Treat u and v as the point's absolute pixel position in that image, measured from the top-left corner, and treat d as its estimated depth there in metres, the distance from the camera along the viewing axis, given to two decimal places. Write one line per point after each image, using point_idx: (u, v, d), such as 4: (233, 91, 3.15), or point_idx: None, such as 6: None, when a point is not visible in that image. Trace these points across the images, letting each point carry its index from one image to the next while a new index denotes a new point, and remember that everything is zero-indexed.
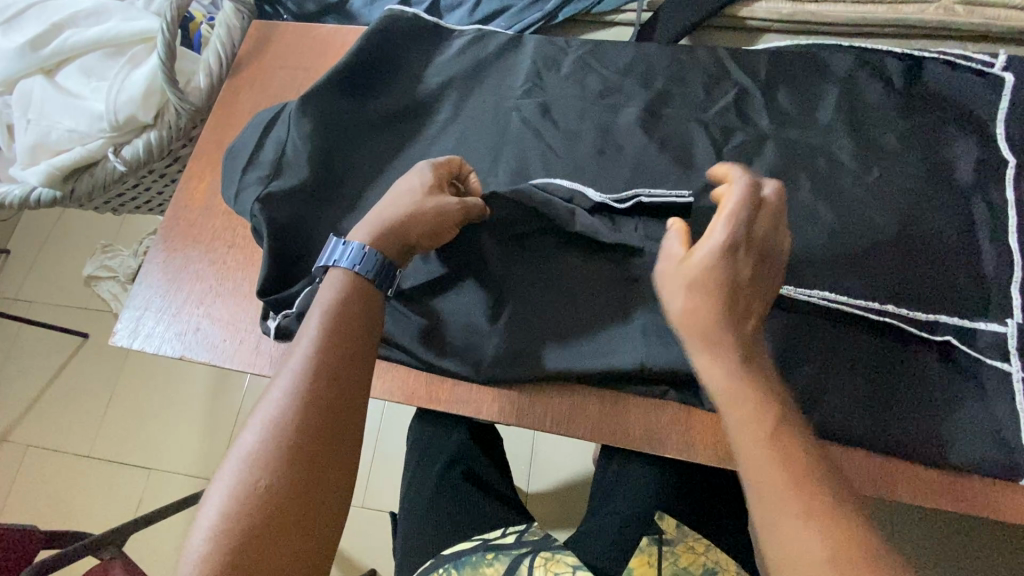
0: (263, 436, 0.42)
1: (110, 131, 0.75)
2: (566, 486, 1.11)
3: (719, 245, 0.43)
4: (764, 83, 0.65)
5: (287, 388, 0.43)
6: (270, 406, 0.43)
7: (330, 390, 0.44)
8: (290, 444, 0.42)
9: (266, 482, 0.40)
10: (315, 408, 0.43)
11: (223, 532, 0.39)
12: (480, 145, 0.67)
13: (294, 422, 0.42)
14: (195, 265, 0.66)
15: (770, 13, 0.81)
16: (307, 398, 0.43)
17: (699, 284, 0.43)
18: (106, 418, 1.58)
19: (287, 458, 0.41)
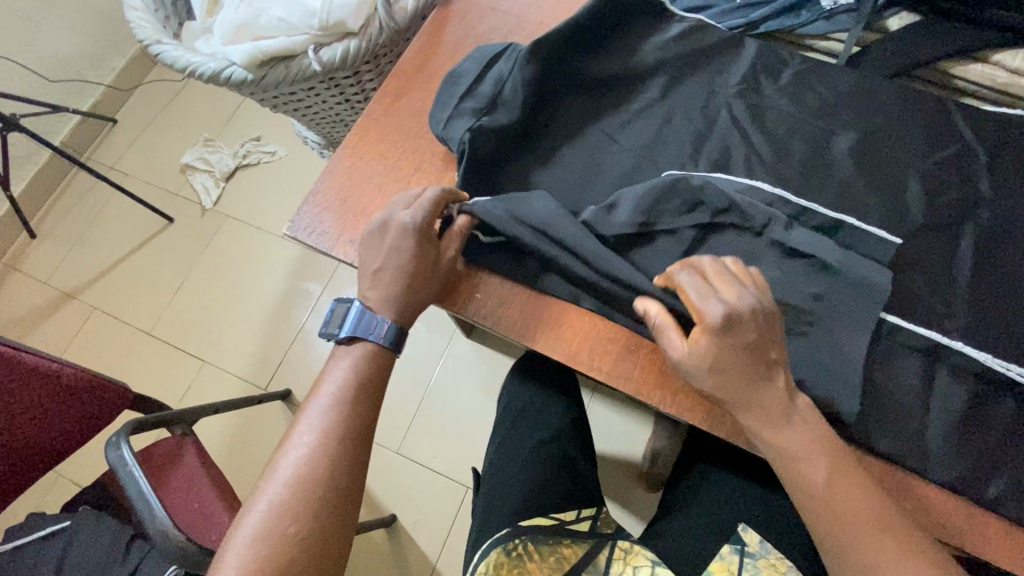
0: (330, 406, 0.56)
1: (317, 29, 0.75)
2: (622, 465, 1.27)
3: (716, 316, 0.50)
4: (993, 145, 0.63)
5: (342, 391, 0.57)
6: (326, 403, 0.56)
7: (370, 399, 0.58)
8: (348, 419, 0.56)
9: (324, 463, 0.53)
10: (361, 394, 0.57)
11: (299, 470, 0.53)
12: (683, 133, 0.66)
13: (353, 402, 0.56)
14: (379, 178, 0.67)
15: (983, 77, 0.79)
16: (348, 406, 0.56)
17: (721, 344, 0.51)
18: (173, 303, 1.62)
19: (345, 429, 0.55)
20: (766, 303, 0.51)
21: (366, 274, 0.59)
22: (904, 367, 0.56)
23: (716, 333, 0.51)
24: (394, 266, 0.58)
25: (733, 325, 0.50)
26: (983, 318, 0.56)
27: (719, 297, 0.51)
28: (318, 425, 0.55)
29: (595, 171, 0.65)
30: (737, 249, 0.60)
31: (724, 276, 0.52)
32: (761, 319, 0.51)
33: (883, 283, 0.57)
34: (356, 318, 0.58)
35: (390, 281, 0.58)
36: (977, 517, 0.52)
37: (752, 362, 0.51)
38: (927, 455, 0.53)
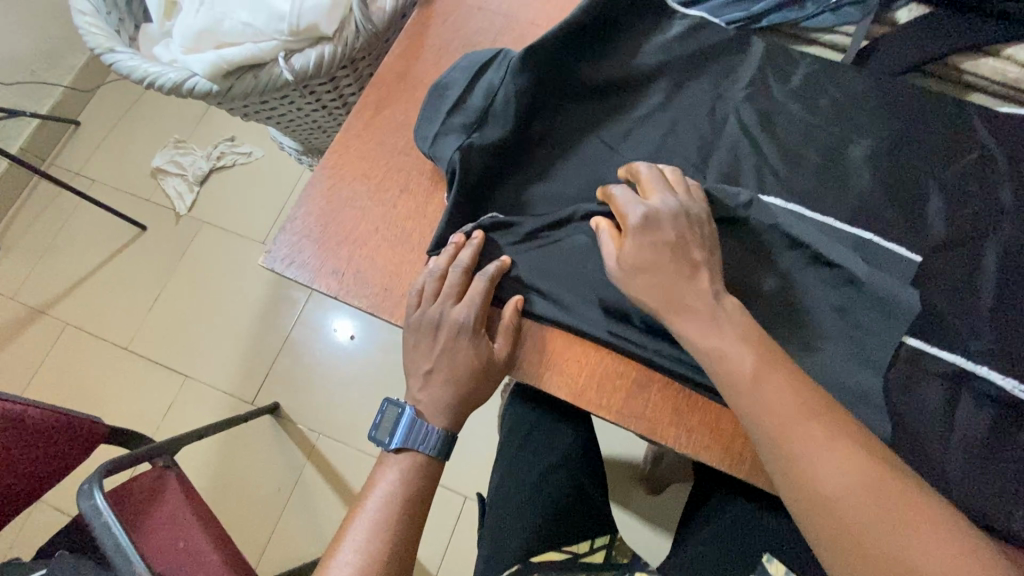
0: (380, 517, 0.55)
1: (287, 35, 0.69)
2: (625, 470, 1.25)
3: (637, 215, 0.52)
4: (1014, 152, 0.59)
5: (395, 502, 0.56)
6: (376, 516, 0.55)
7: (417, 509, 0.57)
8: (397, 533, 0.55)
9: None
10: (410, 508, 0.56)
11: None
12: (689, 144, 0.62)
13: (399, 514, 0.56)
14: (362, 200, 0.61)
15: (995, 73, 0.75)
16: (397, 519, 0.55)
17: (644, 279, 0.51)
18: (150, 316, 1.55)
19: (392, 550, 0.54)
20: (674, 216, 0.52)
21: (417, 376, 0.59)
22: (929, 394, 0.52)
23: (636, 234, 0.52)
24: (448, 362, 0.57)
25: (646, 243, 0.52)
26: (1009, 340, 0.53)
27: (626, 230, 0.52)
28: (369, 537, 0.54)
29: (593, 186, 0.60)
30: (751, 270, 0.56)
31: (651, 184, 0.53)
32: (683, 222, 0.52)
33: (909, 304, 0.52)
34: (404, 431, 0.57)
35: (444, 382, 0.57)
36: (1012, 558, 0.48)
37: (673, 259, 0.51)
38: (954, 490, 0.49)
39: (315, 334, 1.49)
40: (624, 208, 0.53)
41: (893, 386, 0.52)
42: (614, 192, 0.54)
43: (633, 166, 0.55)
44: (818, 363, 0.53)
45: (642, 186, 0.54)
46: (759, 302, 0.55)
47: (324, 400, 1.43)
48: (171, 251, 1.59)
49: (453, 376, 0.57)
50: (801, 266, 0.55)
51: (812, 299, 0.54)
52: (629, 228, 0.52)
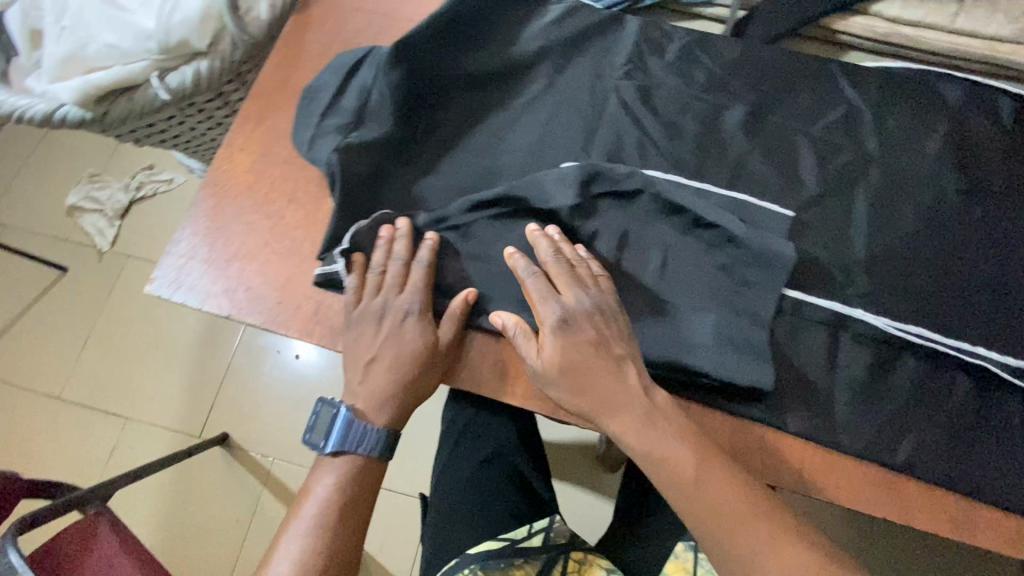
0: (312, 528, 0.53)
1: (158, 54, 0.66)
2: (581, 451, 1.25)
3: (556, 315, 0.52)
4: (873, 104, 0.62)
5: (328, 511, 0.53)
6: (310, 527, 0.53)
7: (356, 514, 0.55)
8: (332, 544, 0.53)
9: None
10: (347, 512, 0.54)
11: None
12: (573, 125, 0.62)
13: (337, 521, 0.53)
14: (250, 216, 0.60)
15: (865, 31, 0.79)
16: (332, 529, 0.53)
17: (566, 343, 0.52)
18: (81, 360, 1.48)
19: (329, 559, 0.52)
20: (603, 304, 0.53)
21: (355, 368, 0.56)
22: (810, 339, 0.54)
23: (558, 334, 0.52)
24: (391, 355, 0.55)
25: (572, 326, 0.52)
26: (881, 282, 0.56)
27: (557, 300, 0.53)
28: (303, 549, 0.52)
29: (482, 175, 0.60)
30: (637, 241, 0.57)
31: (563, 281, 0.54)
32: (601, 319, 0.53)
33: (781, 254, 0.54)
34: (338, 432, 0.54)
35: (387, 373, 0.55)
36: (901, 485, 0.51)
37: (599, 357, 0.52)
38: (838, 428, 0.52)
39: (258, 358, 1.45)
40: (542, 308, 0.53)
41: (777, 337, 0.54)
42: (523, 273, 0.54)
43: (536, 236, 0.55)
44: (705, 322, 0.54)
45: (553, 274, 0.54)
46: (646, 270, 0.56)
47: (274, 422, 1.40)
48: (98, 289, 1.53)
49: (396, 369, 0.55)
50: (682, 230, 0.57)
51: (695, 260, 0.56)
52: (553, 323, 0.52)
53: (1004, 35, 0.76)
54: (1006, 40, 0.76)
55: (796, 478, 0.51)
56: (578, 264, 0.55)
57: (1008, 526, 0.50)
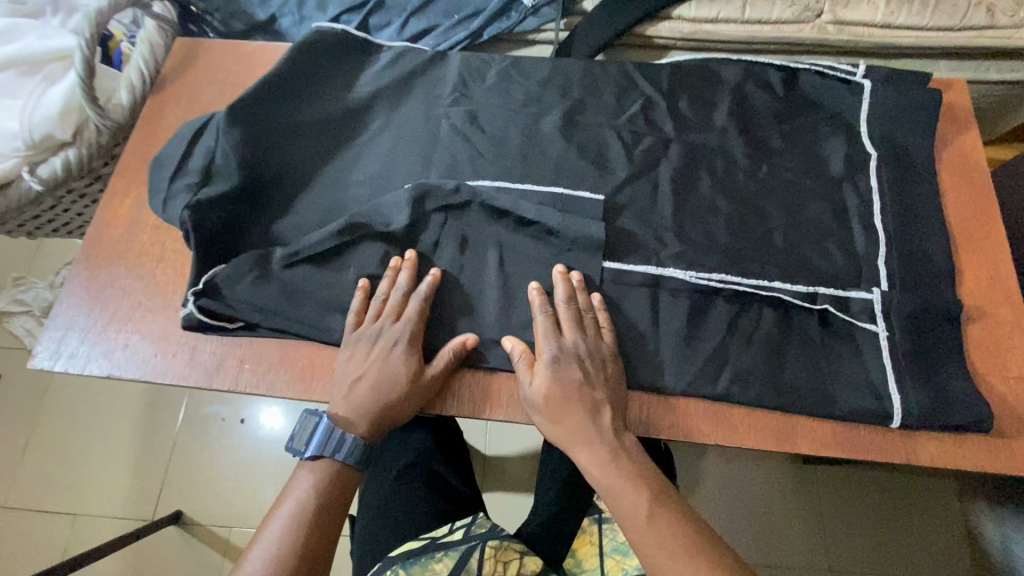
0: (287, 525, 0.55)
1: (26, 150, 0.72)
2: (530, 462, 1.23)
3: (552, 353, 0.58)
4: (666, 93, 0.72)
5: (301, 509, 0.56)
6: (280, 526, 0.55)
7: (328, 514, 0.57)
8: (301, 540, 0.55)
9: None
10: (323, 509, 0.57)
11: None
12: (411, 152, 0.70)
13: (304, 530, 0.55)
14: (124, 280, 0.65)
15: (672, 32, 0.90)
16: (305, 525, 0.55)
17: (554, 380, 0.57)
18: (22, 464, 1.46)
19: (302, 553, 0.54)
20: (597, 348, 0.58)
21: (344, 384, 0.59)
22: (633, 301, 0.61)
23: (548, 370, 0.57)
24: (377, 374, 0.59)
25: (563, 367, 0.57)
26: (689, 242, 0.64)
27: (556, 340, 0.58)
28: (273, 546, 0.54)
29: (332, 209, 0.67)
30: (475, 244, 0.64)
31: (568, 323, 0.59)
32: (597, 361, 0.58)
33: (596, 236, 0.63)
34: (321, 437, 0.59)
35: (369, 392, 0.59)
36: (725, 413, 0.58)
37: (582, 394, 0.57)
38: (665, 374, 0.59)
39: (203, 428, 1.46)
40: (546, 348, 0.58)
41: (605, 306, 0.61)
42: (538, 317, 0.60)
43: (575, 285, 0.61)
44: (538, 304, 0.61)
45: (566, 316, 0.59)
46: (484, 267, 0.64)
47: (226, 489, 1.40)
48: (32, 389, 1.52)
49: (377, 390, 0.59)
50: (512, 229, 0.65)
51: (526, 250, 0.64)
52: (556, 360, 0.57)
53: (786, 17, 0.88)
54: (788, 21, 0.88)
55: (637, 424, 0.59)
56: (586, 314, 0.60)
57: (819, 430, 0.58)
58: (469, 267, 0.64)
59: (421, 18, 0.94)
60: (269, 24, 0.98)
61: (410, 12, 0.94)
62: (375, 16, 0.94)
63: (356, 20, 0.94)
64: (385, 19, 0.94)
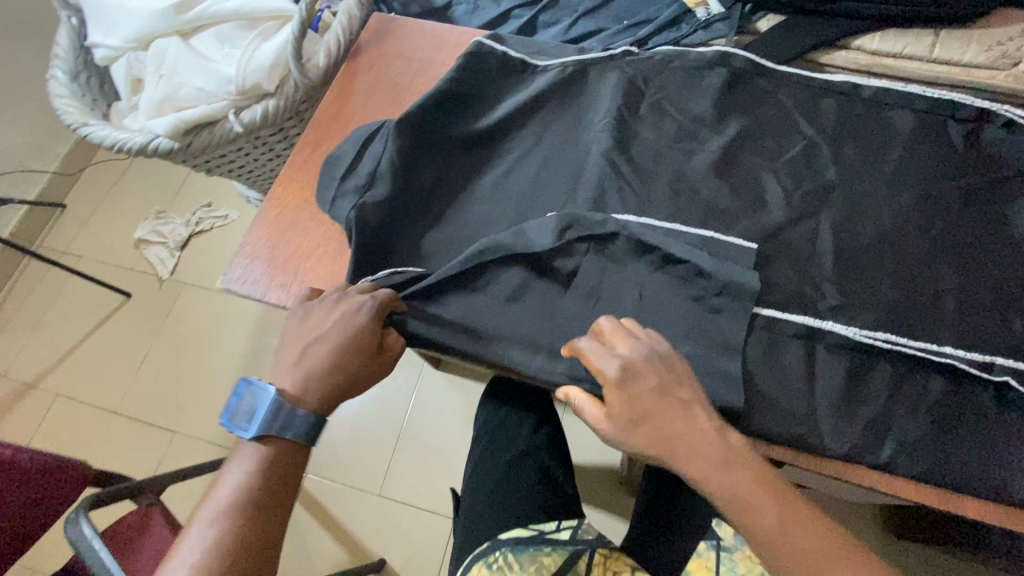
0: (244, 470, 0.56)
1: (235, 95, 0.80)
2: (604, 475, 1.23)
3: (614, 365, 0.52)
4: (844, 128, 0.70)
5: (262, 455, 0.56)
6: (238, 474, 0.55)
7: (286, 467, 0.57)
8: (263, 490, 0.55)
9: (224, 535, 0.52)
10: (280, 464, 0.56)
11: (205, 543, 0.52)
12: (577, 152, 0.73)
13: (262, 480, 0.55)
14: (303, 224, 0.71)
15: (848, 62, 0.88)
16: (270, 477, 0.56)
17: (628, 400, 0.52)
18: (138, 378, 1.61)
19: (258, 505, 0.54)
20: (659, 346, 0.54)
21: (298, 346, 0.59)
22: (789, 345, 0.60)
23: (618, 390, 0.52)
24: (334, 339, 0.58)
25: (633, 377, 0.52)
26: (853, 291, 0.62)
27: (613, 353, 0.53)
28: (228, 491, 0.54)
29: (492, 204, 0.70)
30: (621, 281, 0.62)
31: (615, 331, 0.55)
32: (658, 365, 0.53)
33: (750, 284, 0.60)
34: (264, 416, 0.56)
35: (319, 355, 0.58)
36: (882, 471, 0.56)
37: (664, 403, 0.52)
38: (819, 420, 0.57)
39: None
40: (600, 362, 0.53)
41: (753, 360, 0.59)
42: (581, 339, 0.55)
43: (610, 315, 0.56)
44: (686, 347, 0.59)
45: (609, 329, 0.55)
46: (624, 305, 0.62)
47: None
48: (160, 312, 1.68)
49: (334, 357, 0.58)
50: (653, 269, 0.62)
51: (670, 291, 0.61)
52: (616, 387, 0.52)
53: (976, 63, 0.84)
54: (979, 66, 0.84)
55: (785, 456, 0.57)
56: (635, 329, 0.56)
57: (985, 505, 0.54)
58: (614, 293, 0.62)
59: (588, 21, 0.97)
60: (444, 11, 1.04)
61: (580, 13, 0.97)
62: (544, 14, 0.99)
63: (525, 15, 0.99)
64: (554, 17, 0.99)
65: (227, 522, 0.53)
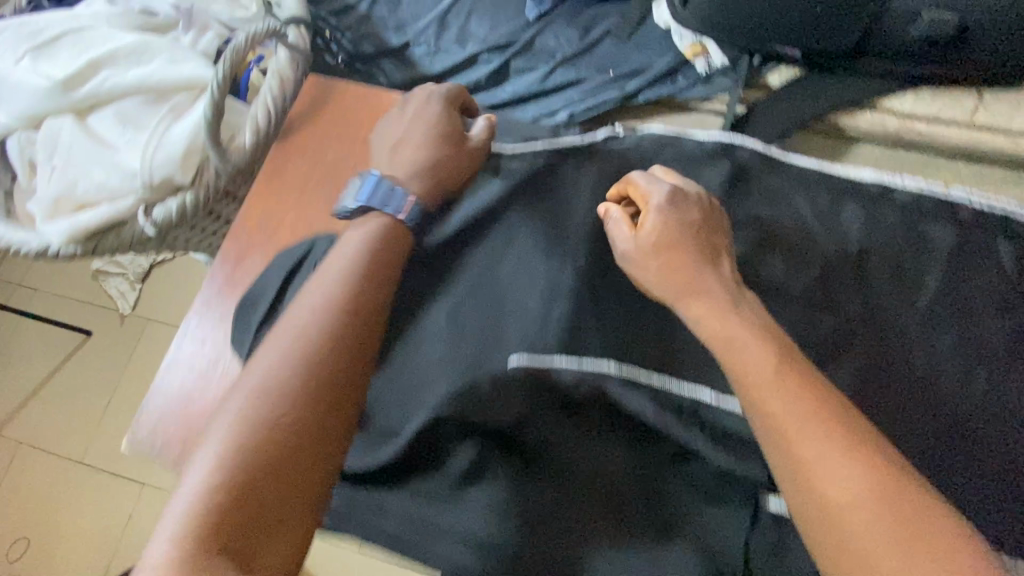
0: (221, 449, 0.40)
1: (143, 190, 0.67)
2: None
3: (663, 197, 0.53)
4: (868, 241, 0.58)
5: (246, 422, 0.41)
6: (223, 437, 0.41)
7: (309, 417, 0.43)
8: (264, 435, 0.41)
9: (231, 465, 0.40)
10: (295, 397, 0.43)
11: (196, 508, 0.38)
12: (548, 269, 0.60)
13: (263, 444, 0.41)
14: (224, 367, 0.62)
15: (872, 126, 0.75)
16: (271, 417, 0.42)
17: (666, 225, 0.51)
18: (103, 425, 1.50)
19: (264, 463, 0.40)
20: (697, 200, 0.54)
21: (389, 145, 0.59)
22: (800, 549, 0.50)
23: (659, 211, 0.52)
24: (417, 138, 0.58)
25: (679, 208, 0.53)
26: None
27: (665, 187, 0.53)
28: (208, 477, 0.39)
29: (446, 358, 0.58)
30: (596, 456, 0.53)
31: (646, 187, 0.55)
32: (686, 201, 0.53)
33: (756, 473, 0.50)
34: (369, 189, 0.55)
35: (417, 148, 0.58)
36: None
37: (696, 242, 0.51)
38: None
39: None
40: (637, 232, 0.52)
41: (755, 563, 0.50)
42: (615, 212, 0.55)
43: (630, 181, 0.56)
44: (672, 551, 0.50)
45: (642, 202, 0.54)
46: (596, 488, 0.52)
47: None
48: (111, 359, 1.55)
49: (427, 148, 0.58)
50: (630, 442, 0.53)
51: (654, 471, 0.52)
52: (660, 204, 0.53)
53: None
54: None
55: None
56: (693, 195, 0.54)
57: None
58: (588, 472, 0.53)
59: (569, 67, 0.82)
60: (402, 51, 0.88)
61: (558, 59, 0.82)
62: (517, 59, 0.83)
63: (495, 60, 0.84)
64: (530, 63, 0.83)
65: (231, 460, 0.40)
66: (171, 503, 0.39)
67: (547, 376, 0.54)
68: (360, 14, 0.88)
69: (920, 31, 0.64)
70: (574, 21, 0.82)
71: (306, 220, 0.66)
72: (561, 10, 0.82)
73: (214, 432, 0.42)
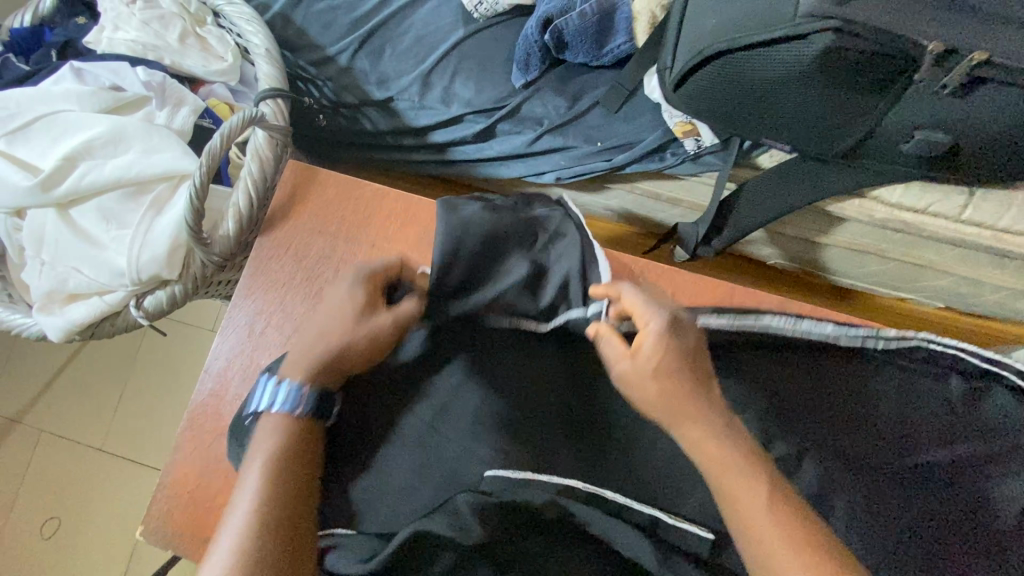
0: (247, 511, 0.47)
1: (131, 285, 0.69)
2: None
3: (659, 324, 0.49)
4: (855, 367, 0.54)
5: (268, 482, 0.48)
6: (251, 498, 0.48)
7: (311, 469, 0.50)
8: (290, 477, 0.49)
9: (263, 511, 0.47)
10: (302, 444, 0.51)
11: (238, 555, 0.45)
12: (522, 386, 0.62)
13: (279, 493, 0.47)
14: (224, 459, 0.64)
15: (860, 214, 0.73)
16: (285, 465, 0.49)
17: (666, 351, 0.48)
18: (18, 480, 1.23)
19: (281, 501, 0.47)
20: (686, 345, 0.49)
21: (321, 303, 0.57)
22: None
23: (653, 353, 0.49)
24: (321, 325, 0.55)
25: (677, 329, 0.50)
26: None
27: (658, 315, 0.50)
28: (237, 536, 0.46)
29: (419, 472, 0.58)
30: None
31: (640, 310, 0.51)
32: (681, 341, 0.49)
33: None
34: (264, 393, 0.53)
35: (314, 339, 0.55)
36: None
37: (689, 377, 0.48)
38: None
39: None
40: (635, 355, 0.49)
41: None
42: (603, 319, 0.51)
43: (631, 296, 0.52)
44: None
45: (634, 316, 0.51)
46: None
47: None
48: (102, 371, 1.29)
49: (322, 332, 0.55)
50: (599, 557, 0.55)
51: None
52: (659, 333, 0.49)
53: (1015, 229, 0.70)
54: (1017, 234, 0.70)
55: None
56: (687, 336, 0.50)
57: None
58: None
59: (556, 134, 0.79)
60: (385, 105, 0.85)
61: (546, 126, 0.79)
62: (504, 122, 0.81)
63: (481, 122, 0.81)
64: (517, 126, 0.81)
65: (259, 509, 0.47)
66: (217, 543, 0.46)
67: (523, 486, 0.55)
68: (341, 64, 0.84)
69: (915, 147, 0.62)
70: (562, 88, 0.79)
71: (294, 317, 0.67)
72: (549, 77, 0.80)
73: (240, 496, 0.48)
